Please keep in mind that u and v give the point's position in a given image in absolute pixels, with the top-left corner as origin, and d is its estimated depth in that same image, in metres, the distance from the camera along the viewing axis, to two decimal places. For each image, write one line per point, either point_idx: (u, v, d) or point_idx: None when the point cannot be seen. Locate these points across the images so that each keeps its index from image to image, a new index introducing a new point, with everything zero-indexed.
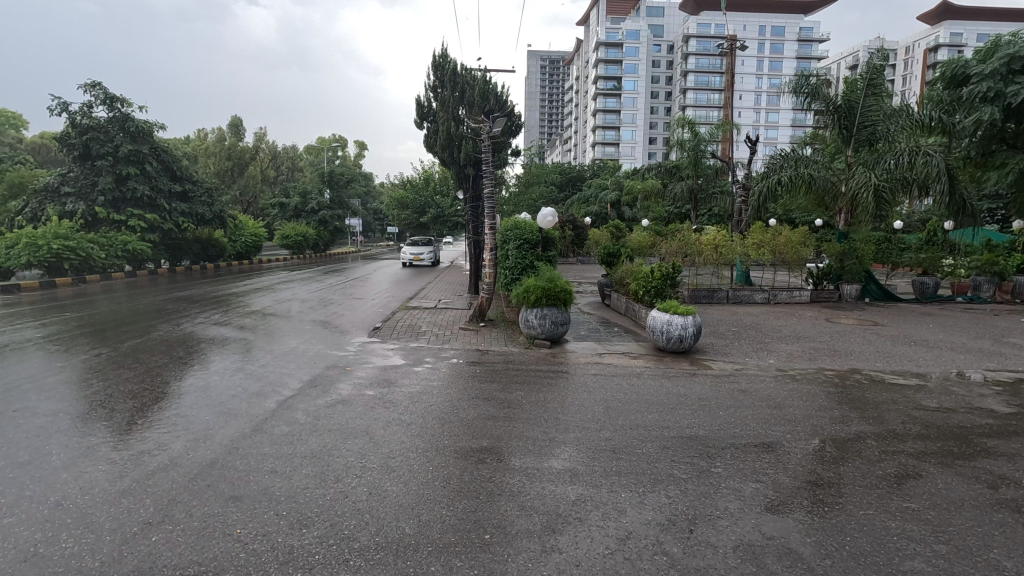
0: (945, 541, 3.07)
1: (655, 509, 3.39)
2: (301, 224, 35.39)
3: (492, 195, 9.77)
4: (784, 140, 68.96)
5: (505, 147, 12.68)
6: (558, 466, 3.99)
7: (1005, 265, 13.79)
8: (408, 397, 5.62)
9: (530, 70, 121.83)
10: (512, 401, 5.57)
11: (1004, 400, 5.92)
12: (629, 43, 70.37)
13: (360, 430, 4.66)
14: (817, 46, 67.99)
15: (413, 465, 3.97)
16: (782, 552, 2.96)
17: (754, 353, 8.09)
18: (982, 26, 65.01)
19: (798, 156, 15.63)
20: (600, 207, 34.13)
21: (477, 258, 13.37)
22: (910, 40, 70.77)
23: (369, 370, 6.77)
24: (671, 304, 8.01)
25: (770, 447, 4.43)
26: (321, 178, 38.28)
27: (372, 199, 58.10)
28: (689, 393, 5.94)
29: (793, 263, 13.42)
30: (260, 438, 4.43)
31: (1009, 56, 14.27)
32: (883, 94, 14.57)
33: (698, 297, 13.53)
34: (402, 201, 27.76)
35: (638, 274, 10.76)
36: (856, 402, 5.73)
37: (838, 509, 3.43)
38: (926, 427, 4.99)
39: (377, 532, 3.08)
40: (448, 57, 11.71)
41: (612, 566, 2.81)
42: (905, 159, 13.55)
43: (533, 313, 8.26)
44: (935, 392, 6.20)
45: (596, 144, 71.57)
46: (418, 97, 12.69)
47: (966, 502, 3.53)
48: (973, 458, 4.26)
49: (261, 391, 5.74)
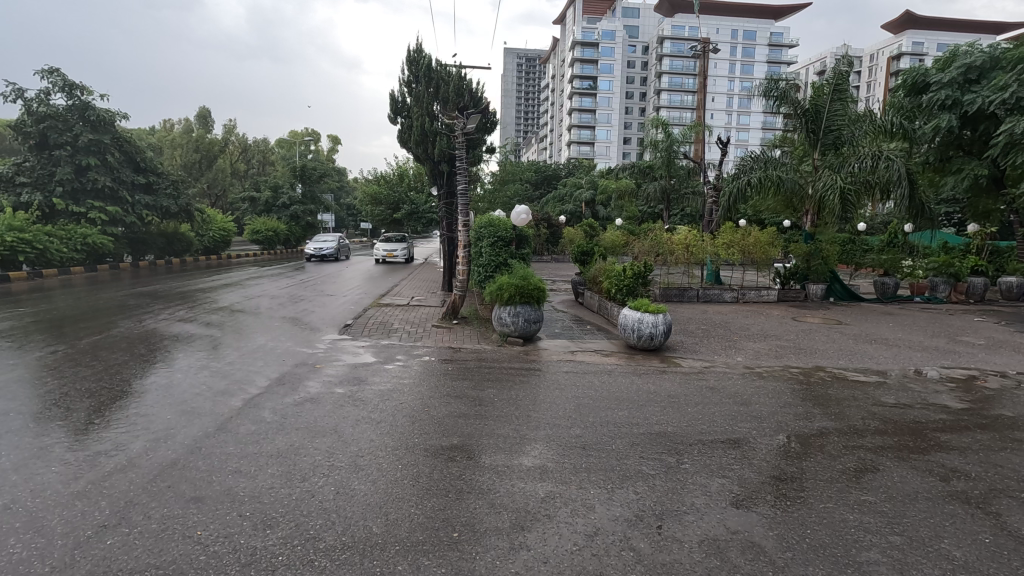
0: (899, 533, 3.17)
1: (624, 505, 3.43)
2: (271, 219, 34.70)
3: (465, 192, 9.73)
4: (755, 143, 70.45)
5: (480, 143, 12.65)
6: (528, 463, 4.00)
7: (960, 266, 14.32)
8: (378, 396, 5.56)
9: (506, 68, 121.80)
10: (483, 399, 5.53)
11: (957, 396, 6.15)
12: (605, 43, 71.02)
13: (328, 428, 4.58)
14: (787, 51, 69.77)
15: (381, 464, 3.91)
16: (745, 546, 3.02)
17: (723, 351, 8.22)
18: (942, 36, 67.68)
19: (767, 159, 16.01)
20: (575, 205, 34.20)
21: (451, 255, 13.32)
22: (876, 47, 73.13)
23: (339, 368, 6.65)
24: (642, 303, 8.10)
25: (736, 443, 4.53)
26: (293, 173, 37.35)
27: (346, 194, 57.16)
28: (659, 390, 6.04)
29: (761, 263, 13.70)
30: (223, 437, 4.32)
31: (966, 67, 15.31)
32: (848, 99, 14.95)
33: (669, 296, 13.72)
34: (375, 197, 27.47)
35: (611, 273, 10.86)
36: (819, 399, 5.90)
37: (800, 502, 3.52)
38: (884, 422, 5.18)
39: (343, 531, 3.04)
40: (423, 52, 11.62)
41: (579, 563, 2.82)
42: (868, 163, 14.11)
43: (506, 311, 8.26)
44: (893, 389, 6.43)
45: (572, 143, 72.00)
46: (392, 92, 12.57)
47: (919, 495, 3.66)
48: (928, 452, 4.43)
49: (226, 390, 5.60)
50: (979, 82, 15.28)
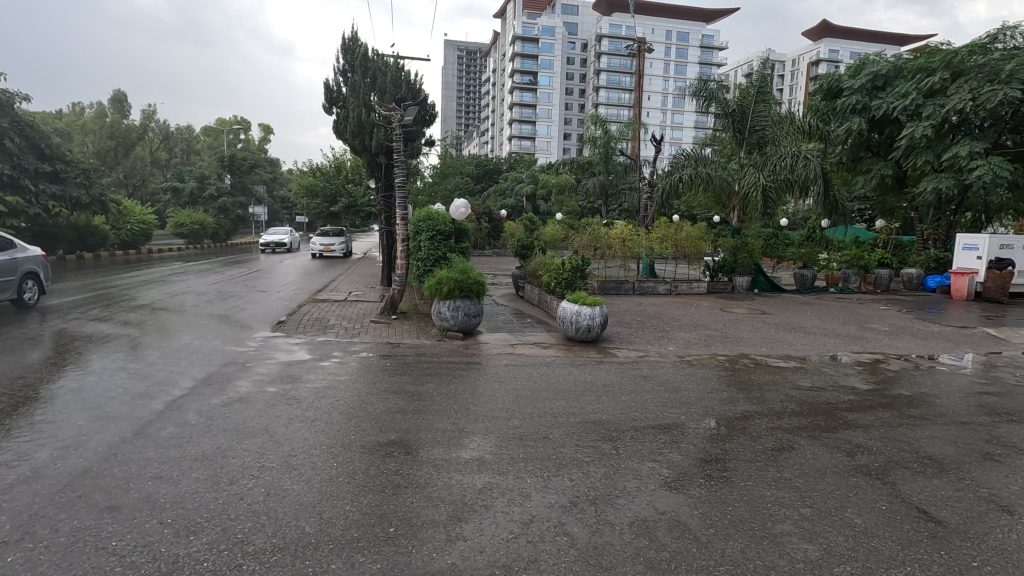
0: (809, 505, 3.44)
1: (559, 493, 3.52)
2: (198, 211, 32.75)
3: (403, 186, 9.58)
4: (688, 141, 73.26)
5: (419, 136, 12.47)
6: (467, 456, 4.02)
7: (868, 259, 15.56)
8: (313, 393, 5.41)
9: (447, 60, 120.68)
10: (423, 394, 5.51)
11: (863, 378, 6.71)
12: (545, 39, 71.76)
13: (259, 428, 4.42)
14: (717, 53, 72.97)
15: (316, 463, 3.83)
16: (672, 525, 3.17)
17: (656, 341, 8.54)
18: (854, 45, 72.91)
19: (697, 156, 16.75)
20: (516, 199, 34.29)
21: (389, 250, 13.07)
22: (798, 52, 77.83)
23: (271, 366, 6.41)
24: (580, 295, 8.29)
25: (667, 428, 4.73)
26: (220, 163, 35.81)
27: (280, 186, 54.81)
28: (595, 380, 6.22)
29: (692, 257, 14.30)
30: (143, 442, 4.08)
31: (873, 75, 16.66)
32: (771, 101, 15.87)
33: (606, 289, 14.06)
34: (310, 189, 26.59)
35: (550, 267, 11.06)
36: (743, 384, 6.26)
37: (724, 482, 3.74)
38: (800, 404, 5.56)
39: (273, 533, 2.96)
40: (359, 41, 11.35)
41: (515, 551, 2.87)
42: (788, 162, 15.05)
43: (445, 305, 8.23)
44: (809, 373, 6.93)
45: (513, 138, 72.31)
46: (327, 81, 12.17)
47: (828, 470, 3.96)
48: (837, 430, 4.80)
49: (145, 392, 5.27)
50: (884, 89, 16.66)
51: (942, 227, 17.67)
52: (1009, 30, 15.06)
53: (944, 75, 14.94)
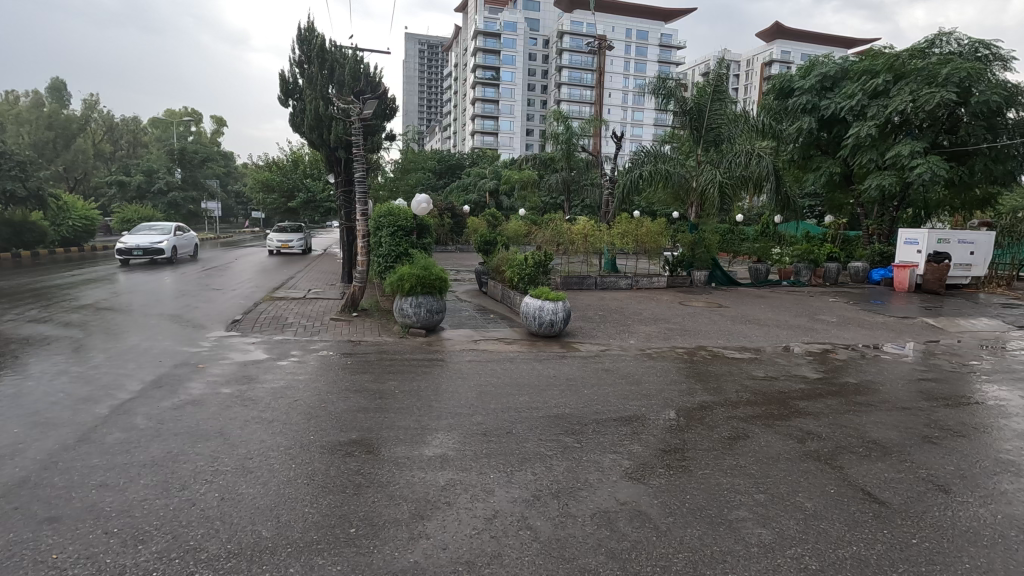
0: (763, 490, 3.56)
1: (522, 487, 3.53)
2: (145, 206, 31.22)
3: (363, 180, 9.41)
4: (648, 138, 74.49)
5: (379, 130, 12.25)
6: (430, 453, 3.99)
7: (817, 254, 16.20)
8: (270, 393, 5.27)
9: (408, 54, 119.08)
10: (384, 392, 5.43)
11: (814, 367, 7.00)
12: (506, 35, 71.62)
13: (213, 431, 4.28)
14: (675, 53, 74.51)
15: (273, 465, 3.72)
16: (633, 515, 3.23)
17: (617, 335, 8.68)
18: (804, 47, 75.62)
19: (656, 153, 17.08)
20: (479, 195, 34.02)
21: (349, 246, 12.79)
22: (752, 54, 80.28)
23: (225, 366, 6.20)
24: (543, 291, 8.34)
25: (628, 420, 4.82)
26: (169, 157, 34.44)
27: (234, 180, 52.88)
28: (558, 374, 6.28)
29: (652, 252, 14.56)
30: (87, 449, 3.89)
31: (822, 76, 17.34)
32: (727, 100, 16.28)
33: (569, 284, 14.17)
34: (267, 184, 25.81)
35: (513, 263, 11.04)
36: (702, 375, 6.43)
37: (684, 471, 3.83)
38: (755, 393, 5.76)
39: (228, 539, 2.86)
40: (315, 32, 11.09)
41: (478, 547, 2.87)
42: (743, 159, 15.53)
43: (407, 302, 8.14)
44: (763, 363, 7.18)
45: (476, 133, 71.77)
46: (282, 73, 11.83)
47: (781, 456, 4.11)
48: (789, 418, 4.99)
49: (89, 396, 5.02)
50: (833, 89, 17.37)
51: (885, 222, 18.56)
52: (945, 36, 15.89)
53: (887, 77, 15.65)
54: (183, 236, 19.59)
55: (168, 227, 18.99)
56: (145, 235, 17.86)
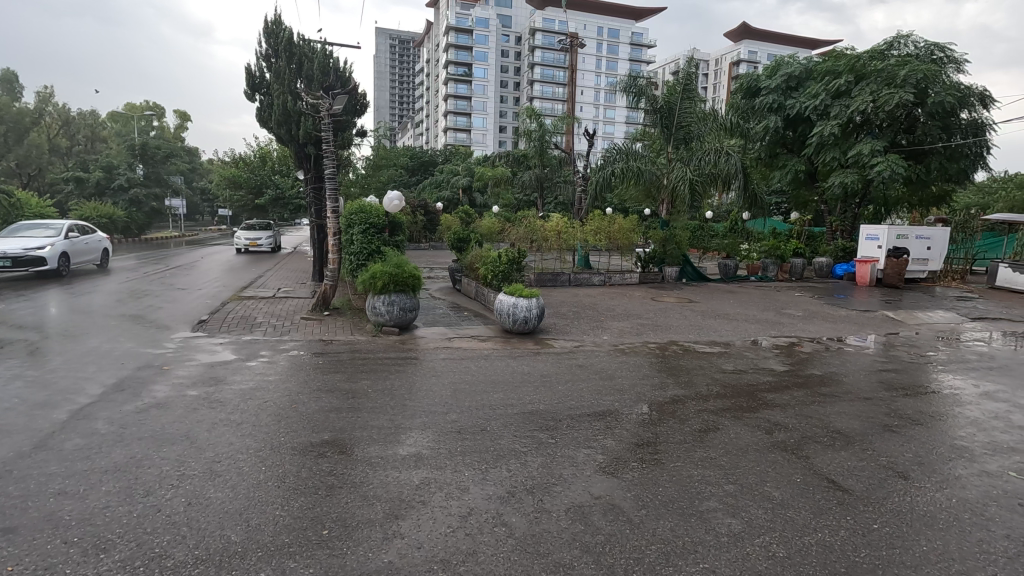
0: (733, 481, 3.63)
1: (497, 483, 3.54)
2: (105, 203, 30.09)
3: (333, 177, 9.25)
4: (620, 136, 75.16)
5: (349, 126, 12.06)
6: (404, 453, 3.96)
7: (784, 250, 16.62)
8: (239, 395, 5.16)
9: (379, 49, 117.58)
10: (357, 391, 5.37)
11: (781, 360, 7.19)
12: (479, 31, 71.29)
13: (180, 434, 4.16)
14: (646, 51, 75.33)
15: (242, 468, 3.64)
16: (607, 509, 3.26)
17: (590, 331, 8.76)
18: (771, 48, 77.30)
19: (628, 151, 17.27)
20: (452, 192, 33.90)
21: (320, 244, 12.56)
22: (720, 53, 81.78)
23: (192, 368, 6.04)
24: (516, 288, 8.35)
25: (603, 415, 4.86)
26: (130, 152, 33.31)
27: (200, 177, 51.41)
28: (532, 371, 6.30)
29: (624, 248, 14.72)
30: (44, 455, 3.74)
31: (787, 76, 17.79)
32: (696, 99, 16.55)
33: (543, 281, 14.22)
34: (233, 180, 25.18)
35: (486, 260, 11.03)
36: (673, 370, 6.54)
37: (657, 464, 3.89)
38: (725, 386, 5.89)
39: (196, 545, 2.79)
40: (282, 25, 10.83)
41: (453, 544, 2.86)
42: (711, 158, 15.85)
43: (380, 300, 8.05)
44: (732, 357, 7.33)
45: (448, 130, 71.18)
46: (248, 66, 11.54)
47: (749, 447, 4.21)
48: (758, 410, 5.12)
49: (46, 401, 4.82)
50: (797, 89, 17.83)
51: (847, 219, 19.20)
52: (903, 38, 16.43)
53: (849, 78, 16.13)
54: (82, 239, 14.63)
55: (59, 227, 14.06)
56: (19, 239, 12.86)
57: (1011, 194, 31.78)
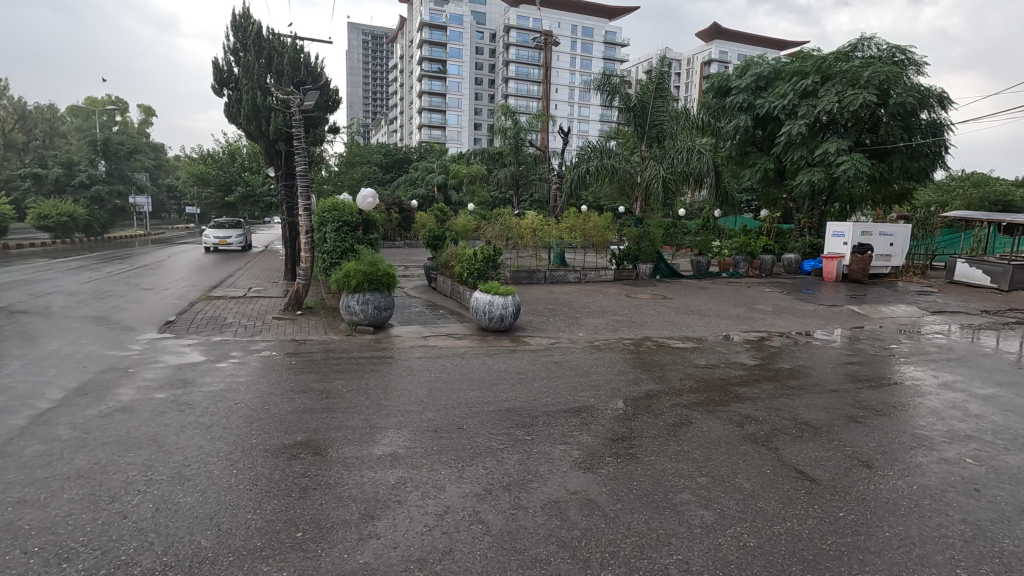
0: (705, 474, 3.71)
1: (473, 481, 3.53)
2: (65, 201, 28.97)
3: (305, 174, 9.10)
4: (594, 134, 75.70)
5: (321, 122, 11.88)
6: (380, 452, 3.93)
7: (754, 246, 16.98)
8: (209, 397, 5.04)
9: (351, 44, 115.97)
10: (331, 391, 5.30)
11: (751, 354, 7.35)
12: (453, 27, 70.88)
13: (146, 438, 4.05)
14: (619, 50, 76.02)
15: (212, 472, 3.56)
16: (583, 503, 3.30)
17: (566, 328, 8.81)
18: (740, 48, 78.80)
19: (602, 148, 17.42)
20: (426, 190, 33.70)
21: (292, 242, 12.33)
22: (692, 54, 83.05)
23: (159, 370, 5.87)
24: (492, 285, 8.35)
25: (578, 411, 4.91)
26: (91, 148, 32.17)
27: (165, 174, 49.91)
28: (508, 368, 6.31)
29: (599, 246, 14.83)
30: (1, 463, 3.60)
31: (756, 76, 18.18)
32: (668, 98, 16.78)
33: (519, 279, 14.25)
34: (201, 177, 24.52)
35: (461, 258, 11.00)
36: (648, 365, 6.63)
37: (631, 458, 3.94)
38: (697, 381, 5.99)
39: (165, 551, 2.72)
40: (251, 18, 10.61)
41: (430, 543, 2.85)
42: (684, 156, 16.10)
43: (354, 298, 7.96)
44: (705, 352, 7.47)
45: (423, 127, 70.55)
46: (215, 60, 11.27)
47: (721, 440, 4.29)
48: (729, 403, 5.22)
49: (3, 407, 4.63)
50: (766, 89, 18.24)
51: (814, 216, 19.50)
52: (866, 41, 16.92)
53: (815, 78, 16.54)
54: None
55: None
56: None
57: (967, 192, 33.09)
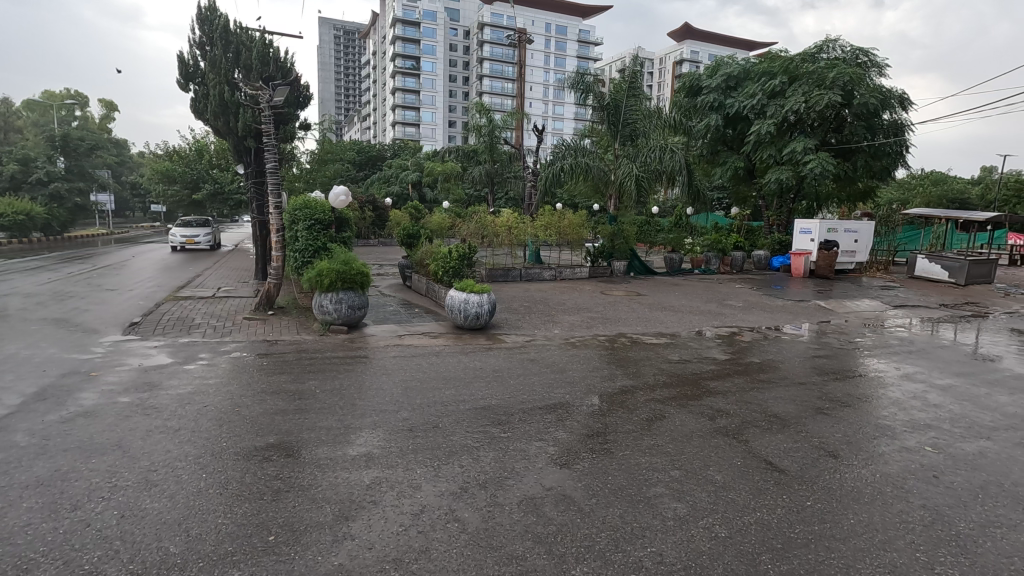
0: (678, 467, 3.77)
1: (449, 480, 3.53)
2: (21, 199, 27.85)
3: (275, 171, 8.93)
4: (569, 132, 76.02)
5: (292, 118, 11.66)
6: (354, 453, 3.89)
7: (725, 243, 17.33)
8: (176, 400, 4.91)
9: (322, 39, 114.06)
10: (304, 392, 5.22)
11: (722, 349, 7.50)
12: (426, 24, 70.29)
13: (111, 444, 3.92)
14: (592, 49, 76.49)
15: (180, 477, 3.47)
16: (558, 499, 3.32)
17: (541, 325, 8.84)
18: (711, 48, 80.10)
19: (577, 146, 17.53)
20: (401, 187, 33.39)
21: (263, 241, 12.09)
22: (664, 53, 84.06)
23: (123, 373, 5.70)
24: (467, 283, 8.33)
25: (554, 408, 4.94)
26: (49, 143, 30.97)
27: (129, 170, 48.30)
28: (484, 366, 6.31)
29: (574, 243, 14.93)
30: None
31: (727, 76, 18.51)
32: (641, 96, 16.97)
33: (495, 276, 14.25)
34: (167, 174, 23.83)
35: (436, 256, 10.94)
36: (622, 361, 6.70)
37: (606, 453, 3.98)
38: (671, 376, 6.08)
39: (131, 559, 2.65)
40: (217, 11, 10.34)
41: (405, 543, 2.84)
42: (656, 154, 16.35)
43: (327, 298, 7.85)
44: (678, 348, 7.58)
45: (397, 124, 69.75)
46: (180, 54, 10.95)
47: (693, 434, 4.37)
48: (701, 397, 5.32)
49: None
50: (736, 89, 18.60)
51: (782, 214, 19.97)
52: (832, 42, 17.37)
53: (783, 79, 16.93)
54: None
55: None
56: None
57: (928, 190, 34.27)
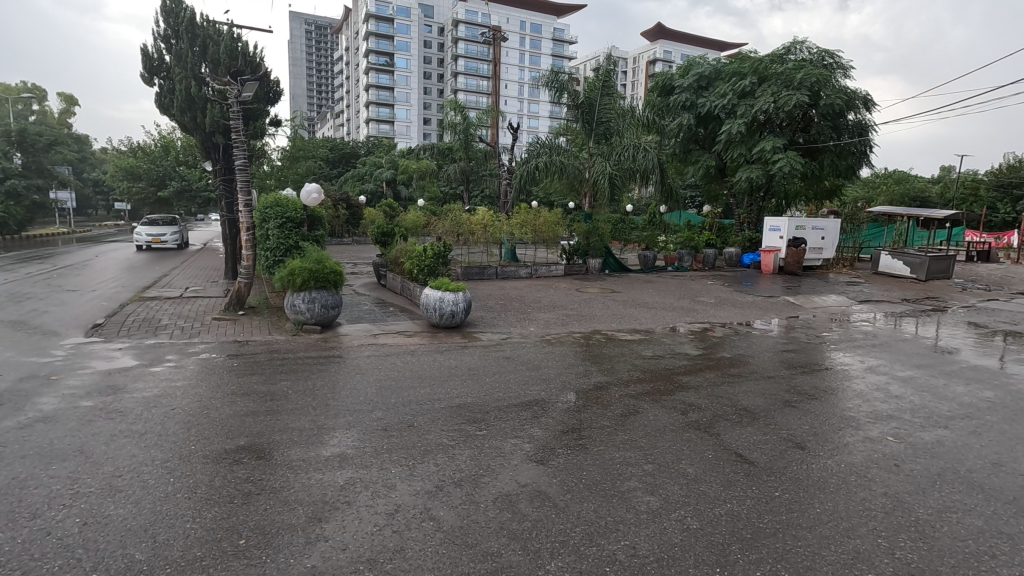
0: (651, 461, 3.82)
1: (424, 478, 3.52)
2: None
3: (245, 167, 8.73)
4: (544, 130, 76.16)
5: (261, 114, 11.43)
6: (329, 453, 3.85)
7: (697, 241, 17.67)
8: (141, 403, 4.78)
9: (293, 34, 111.91)
10: (276, 393, 5.13)
11: (694, 345, 7.63)
12: (400, 20, 69.58)
13: (72, 449, 3.80)
14: (567, 47, 76.83)
15: (146, 481, 3.38)
16: (533, 495, 3.34)
17: (517, 323, 8.85)
18: (683, 48, 81.28)
19: (552, 144, 17.62)
20: (375, 185, 32.98)
21: (233, 240, 11.84)
22: (637, 53, 84.97)
23: (85, 377, 5.52)
24: (443, 282, 8.29)
25: (529, 405, 4.95)
26: (4, 138, 29.70)
27: (90, 167, 46.55)
28: (459, 364, 6.30)
29: (549, 241, 14.99)
30: None
31: (698, 76, 18.82)
32: (615, 95, 17.15)
33: (470, 274, 14.22)
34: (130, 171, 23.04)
35: (411, 254, 10.86)
36: (597, 358, 6.76)
37: (581, 449, 4.02)
38: (645, 372, 6.16)
39: (94, 566, 2.57)
40: (183, 4, 10.08)
41: (379, 543, 2.82)
42: (630, 152, 16.56)
43: (299, 297, 7.72)
44: (652, 343, 7.68)
45: (371, 121, 68.62)
46: (144, 47, 10.63)
47: (666, 428, 4.44)
48: (674, 392, 5.40)
49: None
50: (707, 89, 18.93)
51: (753, 212, 20.37)
52: (799, 44, 17.79)
53: (752, 79, 17.28)
54: None
55: None
56: None
57: (890, 189, 35.38)
